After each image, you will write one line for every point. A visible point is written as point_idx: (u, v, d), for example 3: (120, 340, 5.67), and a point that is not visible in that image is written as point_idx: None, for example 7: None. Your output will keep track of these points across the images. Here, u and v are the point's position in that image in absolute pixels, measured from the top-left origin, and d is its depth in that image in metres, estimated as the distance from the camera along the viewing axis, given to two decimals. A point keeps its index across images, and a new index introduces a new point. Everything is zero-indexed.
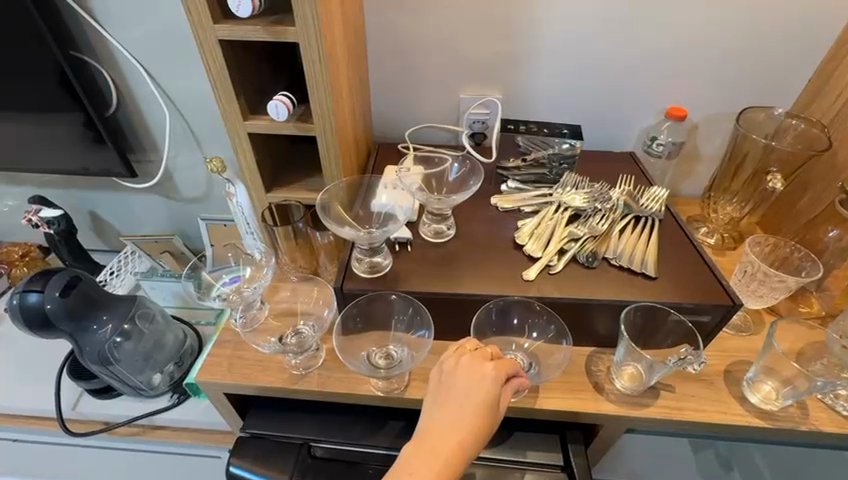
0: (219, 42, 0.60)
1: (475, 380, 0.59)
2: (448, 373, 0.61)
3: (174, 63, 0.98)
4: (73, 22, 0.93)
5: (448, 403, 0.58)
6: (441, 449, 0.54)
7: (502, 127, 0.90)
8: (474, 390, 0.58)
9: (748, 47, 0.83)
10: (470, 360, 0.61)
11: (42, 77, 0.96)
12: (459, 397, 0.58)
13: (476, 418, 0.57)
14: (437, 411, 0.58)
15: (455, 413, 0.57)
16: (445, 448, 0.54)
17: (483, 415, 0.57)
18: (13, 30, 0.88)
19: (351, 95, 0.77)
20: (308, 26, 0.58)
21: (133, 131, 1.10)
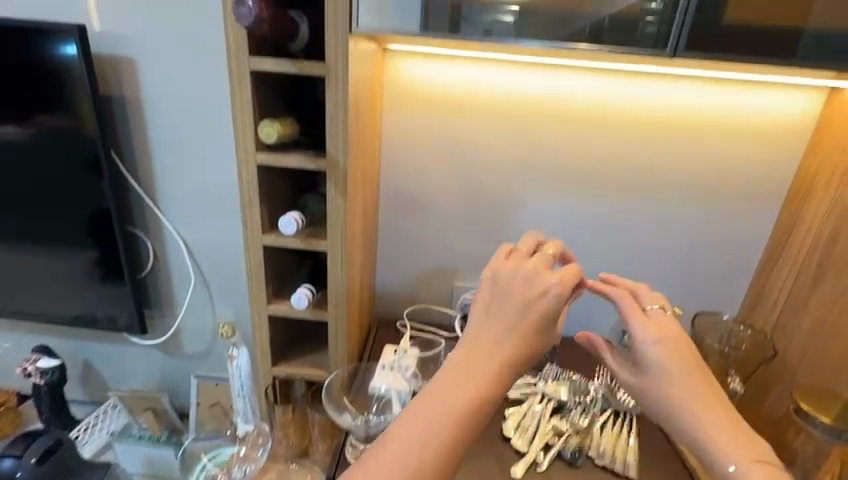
0: (262, 246, 0.75)
1: (533, 314, 0.54)
2: (508, 286, 0.56)
3: (212, 240, 1.14)
4: (133, 199, 1.11)
5: (499, 328, 0.54)
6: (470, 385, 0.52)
7: None
8: (521, 345, 0.53)
9: (691, 262, 1.02)
10: (532, 308, 0.54)
11: (93, 243, 1.09)
12: (507, 352, 0.53)
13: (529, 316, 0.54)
14: (477, 347, 0.54)
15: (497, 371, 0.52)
16: (476, 396, 0.52)
17: (521, 358, 0.53)
18: (85, 207, 1.06)
19: (362, 285, 0.91)
20: (337, 242, 0.74)
21: (156, 290, 1.21)
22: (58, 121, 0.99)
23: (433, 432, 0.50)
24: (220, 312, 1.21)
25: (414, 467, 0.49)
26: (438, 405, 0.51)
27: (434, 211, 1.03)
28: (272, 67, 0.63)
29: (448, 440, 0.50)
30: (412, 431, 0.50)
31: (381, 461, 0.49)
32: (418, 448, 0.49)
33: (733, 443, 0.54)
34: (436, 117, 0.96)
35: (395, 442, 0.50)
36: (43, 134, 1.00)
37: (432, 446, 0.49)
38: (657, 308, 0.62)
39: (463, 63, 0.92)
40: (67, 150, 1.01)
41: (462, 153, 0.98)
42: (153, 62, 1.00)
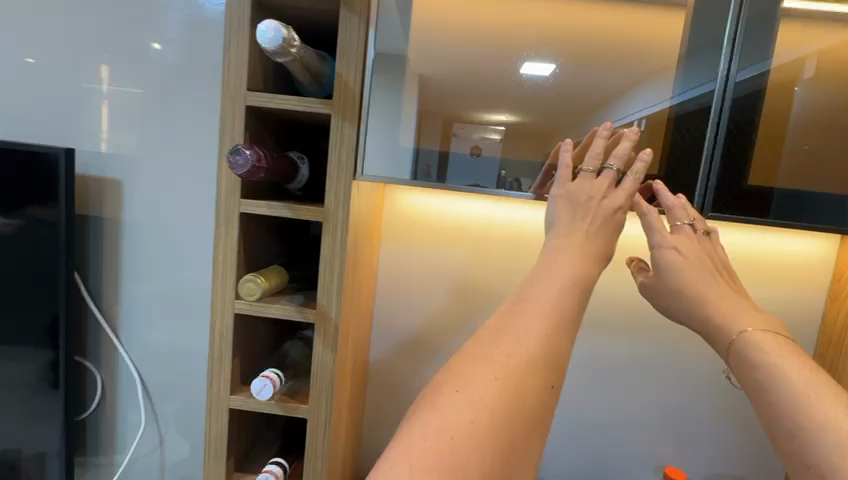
0: (227, 409, 0.61)
1: (589, 243, 0.57)
2: (581, 200, 0.58)
3: (174, 374, 0.99)
4: (99, 316, 0.98)
5: (546, 275, 0.55)
6: (507, 349, 0.49)
7: None
8: (557, 310, 0.52)
9: (723, 416, 0.89)
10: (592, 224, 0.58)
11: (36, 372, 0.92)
12: (547, 320, 0.51)
13: (572, 279, 0.54)
14: (513, 318, 0.52)
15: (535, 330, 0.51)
16: (520, 358, 0.48)
17: (555, 324, 0.51)
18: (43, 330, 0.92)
19: (347, 446, 0.76)
20: (321, 406, 0.61)
21: (98, 433, 1.01)
22: (51, 214, 0.89)
23: (478, 395, 0.46)
24: (171, 461, 1.01)
25: (465, 431, 0.44)
26: (478, 371, 0.48)
27: (433, 348, 0.91)
28: (265, 211, 0.57)
29: (498, 404, 0.46)
30: (456, 396, 0.46)
31: (429, 432, 0.43)
32: (468, 409, 0.45)
33: (740, 313, 0.56)
34: (436, 251, 0.89)
35: (444, 407, 0.45)
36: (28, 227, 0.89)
37: (481, 409, 0.45)
38: (687, 224, 0.59)
39: (466, 198, 0.87)
40: (42, 252, 0.89)
41: (465, 286, 0.90)
42: (143, 181, 0.95)
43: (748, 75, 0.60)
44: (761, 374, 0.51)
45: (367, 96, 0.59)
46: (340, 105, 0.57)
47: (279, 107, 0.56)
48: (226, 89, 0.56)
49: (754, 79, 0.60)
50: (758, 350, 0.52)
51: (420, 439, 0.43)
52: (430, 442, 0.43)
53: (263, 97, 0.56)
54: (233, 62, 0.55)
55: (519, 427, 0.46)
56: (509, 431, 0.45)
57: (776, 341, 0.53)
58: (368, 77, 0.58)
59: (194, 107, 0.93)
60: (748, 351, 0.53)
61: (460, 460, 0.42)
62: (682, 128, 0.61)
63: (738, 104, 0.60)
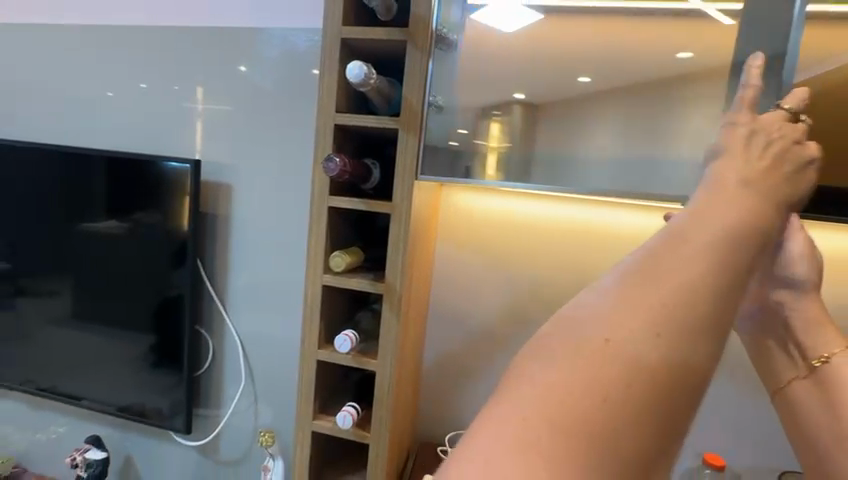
0: (315, 361, 0.78)
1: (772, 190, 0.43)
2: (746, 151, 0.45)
3: (267, 343, 1.20)
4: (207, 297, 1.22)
5: (714, 212, 0.39)
6: (672, 296, 0.35)
7: None
8: (737, 250, 0.38)
9: (766, 408, 0.92)
10: (787, 172, 0.45)
11: (147, 339, 1.22)
12: (725, 258, 0.37)
13: (743, 216, 0.39)
14: (682, 248, 0.37)
15: (705, 270, 0.36)
16: (690, 314, 0.35)
17: (732, 271, 0.37)
18: (148, 306, 1.21)
19: (405, 406, 0.90)
20: (386, 362, 0.76)
21: (209, 389, 1.25)
22: (153, 218, 1.18)
23: (630, 352, 0.34)
24: (263, 416, 1.22)
25: (607, 394, 0.32)
26: (625, 318, 0.35)
27: (482, 330, 1.03)
28: (348, 204, 0.74)
29: (655, 372, 0.34)
30: (605, 346, 0.34)
31: (560, 378, 0.33)
32: (611, 369, 0.33)
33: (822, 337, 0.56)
34: (485, 243, 1.02)
35: (577, 354, 0.34)
36: (137, 228, 1.19)
37: (629, 370, 0.33)
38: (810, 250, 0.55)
39: (513, 198, 0.99)
40: (153, 247, 1.18)
41: (511, 276, 1.01)
42: (247, 186, 1.18)
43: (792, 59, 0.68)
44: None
45: (426, 114, 0.74)
46: (406, 121, 0.72)
47: (358, 124, 0.73)
48: (319, 113, 0.73)
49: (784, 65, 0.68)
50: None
51: (546, 380, 0.33)
52: (552, 389, 0.33)
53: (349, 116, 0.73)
54: (325, 91, 0.73)
55: (676, 423, 0.34)
56: (666, 405, 0.33)
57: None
58: (427, 98, 0.73)
59: (288, 127, 1.15)
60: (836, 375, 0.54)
61: (595, 424, 0.32)
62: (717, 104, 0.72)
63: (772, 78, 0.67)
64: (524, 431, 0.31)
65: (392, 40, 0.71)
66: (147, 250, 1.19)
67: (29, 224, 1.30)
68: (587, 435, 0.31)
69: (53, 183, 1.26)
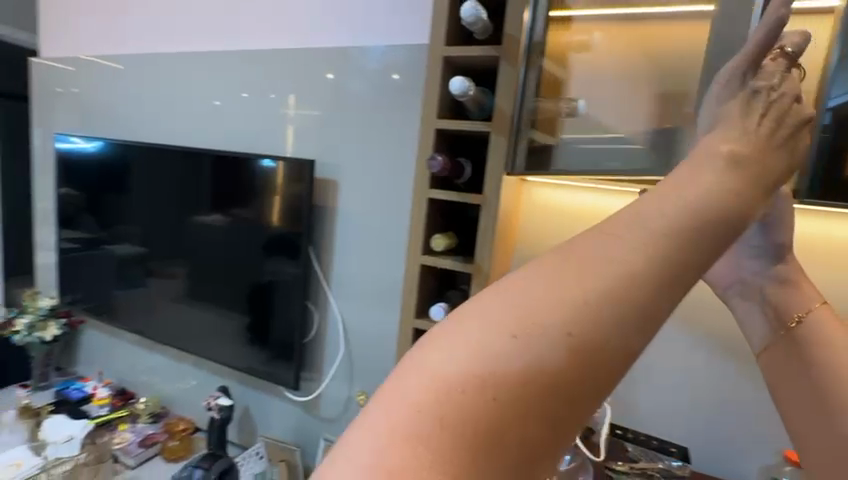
0: (412, 328, 0.93)
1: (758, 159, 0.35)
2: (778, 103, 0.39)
3: (362, 318, 1.39)
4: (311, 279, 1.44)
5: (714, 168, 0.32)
6: (581, 289, 0.28)
7: (645, 440, 1.00)
8: (688, 243, 0.29)
9: None
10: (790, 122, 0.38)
11: (247, 309, 1.52)
12: (680, 253, 0.29)
13: (710, 189, 0.30)
14: (619, 234, 0.29)
15: (651, 258, 0.28)
16: (604, 306, 0.27)
17: (690, 249, 0.29)
18: (243, 281, 1.52)
19: None
20: None
21: (313, 355, 1.47)
22: (247, 214, 1.48)
23: (538, 347, 0.27)
24: (356, 381, 1.41)
25: (501, 389, 0.26)
26: (518, 315, 0.27)
27: None
28: (449, 197, 0.88)
29: (560, 373, 0.27)
30: (508, 342, 0.27)
31: (462, 358, 0.27)
32: (500, 374, 0.26)
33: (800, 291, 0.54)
34: (564, 235, 1.09)
35: (473, 340, 0.27)
36: (237, 221, 1.50)
37: (529, 368, 0.27)
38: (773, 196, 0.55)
39: (592, 190, 1.05)
40: (247, 235, 1.49)
41: None
42: (350, 183, 1.38)
43: None
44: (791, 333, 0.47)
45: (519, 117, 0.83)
46: (498, 124, 0.84)
47: (455, 128, 0.86)
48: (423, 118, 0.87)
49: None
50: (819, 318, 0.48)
51: (421, 391, 0.27)
52: (438, 371, 0.27)
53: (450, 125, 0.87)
54: (428, 101, 0.87)
55: (575, 427, 0.28)
56: (568, 410, 0.27)
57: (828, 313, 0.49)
58: (521, 102, 0.82)
59: (388, 130, 1.32)
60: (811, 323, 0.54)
61: (455, 444, 0.26)
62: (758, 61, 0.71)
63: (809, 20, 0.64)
64: (407, 416, 0.26)
65: (487, 55, 0.83)
66: (246, 240, 1.50)
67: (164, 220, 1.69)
68: (471, 431, 0.26)
69: (177, 187, 1.64)
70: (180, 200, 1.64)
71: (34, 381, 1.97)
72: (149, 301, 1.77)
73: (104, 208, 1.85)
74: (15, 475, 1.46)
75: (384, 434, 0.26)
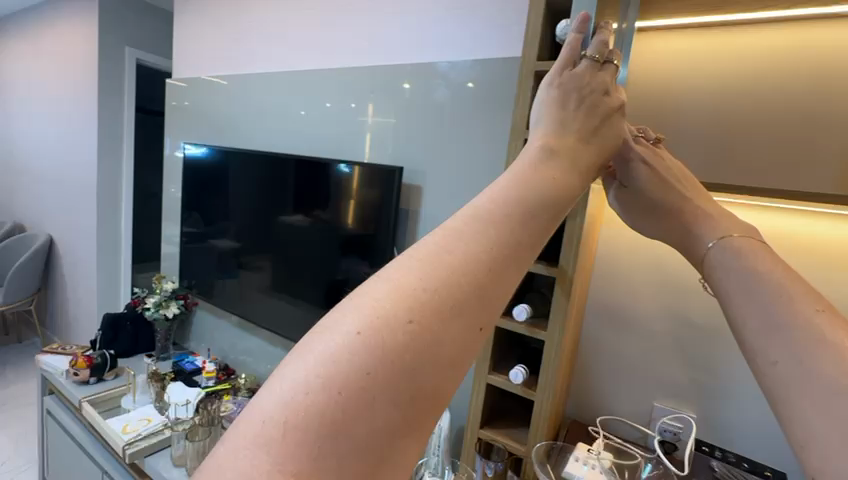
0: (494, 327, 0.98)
1: (572, 151, 0.51)
2: (588, 91, 0.56)
3: None
4: None
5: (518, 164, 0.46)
6: (425, 281, 0.36)
7: (735, 462, 0.97)
8: (496, 231, 0.39)
9: None
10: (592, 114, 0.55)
11: (333, 301, 1.66)
12: (490, 237, 0.39)
13: (517, 199, 0.42)
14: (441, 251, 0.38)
15: (465, 253, 0.38)
16: (438, 296, 0.35)
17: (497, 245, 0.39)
18: (328, 274, 1.66)
19: (563, 377, 1.05)
20: (554, 333, 0.92)
21: None
22: (333, 215, 1.62)
23: (378, 339, 0.33)
24: None
25: (349, 380, 0.32)
26: (375, 308, 0.35)
27: (638, 326, 1.11)
28: None
29: (399, 356, 0.33)
30: (352, 339, 0.33)
31: (327, 354, 0.33)
32: (358, 355, 0.32)
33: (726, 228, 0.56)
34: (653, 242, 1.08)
35: (325, 343, 0.34)
36: (317, 221, 1.67)
37: (370, 359, 0.32)
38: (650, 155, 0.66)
39: None
40: (333, 232, 1.63)
41: (674, 276, 1.06)
42: (433, 188, 1.47)
43: None
44: (712, 272, 0.54)
45: None
46: None
47: None
48: (513, 127, 0.93)
49: None
50: (728, 250, 0.53)
51: (297, 381, 0.32)
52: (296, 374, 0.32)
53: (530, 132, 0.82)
54: (519, 112, 0.92)
55: (430, 395, 0.34)
56: (409, 384, 0.33)
57: (756, 240, 0.53)
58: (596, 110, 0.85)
59: (471, 139, 1.39)
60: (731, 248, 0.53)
61: (325, 418, 0.31)
62: None
63: None
64: (275, 421, 0.31)
65: None
66: (324, 239, 1.66)
67: (262, 217, 1.90)
68: (326, 419, 0.31)
69: (269, 188, 1.85)
70: (270, 201, 1.85)
71: (157, 352, 2.32)
72: (243, 289, 2.02)
73: (209, 206, 2.13)
74: (145, 428, 1.75)
75: (255, 440, 0.31)
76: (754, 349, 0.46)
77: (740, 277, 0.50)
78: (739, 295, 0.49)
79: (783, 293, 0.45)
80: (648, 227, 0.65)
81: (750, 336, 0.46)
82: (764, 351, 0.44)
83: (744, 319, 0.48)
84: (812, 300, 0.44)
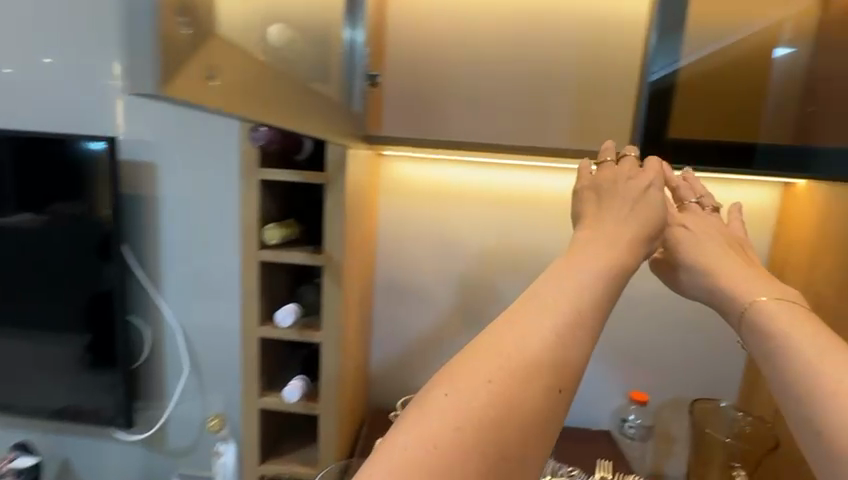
0: (258, 339, 0.77)
1: (618, 233, 0.58)
2: (608, 183, 0.64)
3: (211, 331, 1.16)
4: (133, 290, 1.15)
5: (588, 253, 0.55)
6: (522, 350, 0.45)
7: None
8: (574, 325, 0.48)
9: (673, 349, 1.06)
10: (641, 192, 0.63)
11: (39, 338, 1.14)
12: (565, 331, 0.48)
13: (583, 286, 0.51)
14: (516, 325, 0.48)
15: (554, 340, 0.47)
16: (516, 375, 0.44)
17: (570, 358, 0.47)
18: (24, 301, 1.12)
19: (354, 373, 0.93)
20: (331, 331, 0.76)
21: (149, 381, 1.19)
22: (16, 215, 1.09)
23: (475, 401, 0.42)
24: (210, 406, 1.19)
25: (452, 444, 0.40)
26: (483, 374, 0.44)
27: (427, 300, 1.08)
28: (280, 175, 0.72)
29: (520, 380, 0.44)
30: (449, 398, 0.43)
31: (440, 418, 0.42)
32: (464, 415, 0.42)
33: (753, 290, 0.67)
34: (428, 209, 1.03)
35: (473, 390, 0.43)
36: (58, 219, 1.07)
37: (473, 417, 0.42)
38: (695, 203, 0.77)
39: (453, 165, 1.02)
40: (20, 240, 1.10)
41: (453, 243, 1.05)
42: (174, 166, 1.11)
43: (663, 73, 0.79)
44: (747, 332, 0.65)
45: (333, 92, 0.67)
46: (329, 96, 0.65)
47: None
48: None
49: (663, 79, 0.79)
50: (772, 309, 0.63)
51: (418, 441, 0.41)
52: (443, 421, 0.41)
53: (239, 100, 0.39)
54: None
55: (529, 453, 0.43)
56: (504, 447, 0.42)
57: (796, 309, 0.63)
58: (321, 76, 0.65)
59: None
60: (760, 316, 0.64)
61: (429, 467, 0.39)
62: (658, 98, 0.79)
63: (655, 82, 0.79)
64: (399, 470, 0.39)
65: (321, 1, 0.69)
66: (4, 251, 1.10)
67: None
68: (485, 447, 0.41)
69: None
70: None
71: None
72: None
73: None
74: None
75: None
76: (775, 378, 0.60)
77: (776, 345, 0.61)
78: (778, 346, 0.60)
79: (823, 351, 0.57)
80: (685, 277, 0.73)
81: (785, 375, 0.58)
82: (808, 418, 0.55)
83: (782, 386, 0.59)
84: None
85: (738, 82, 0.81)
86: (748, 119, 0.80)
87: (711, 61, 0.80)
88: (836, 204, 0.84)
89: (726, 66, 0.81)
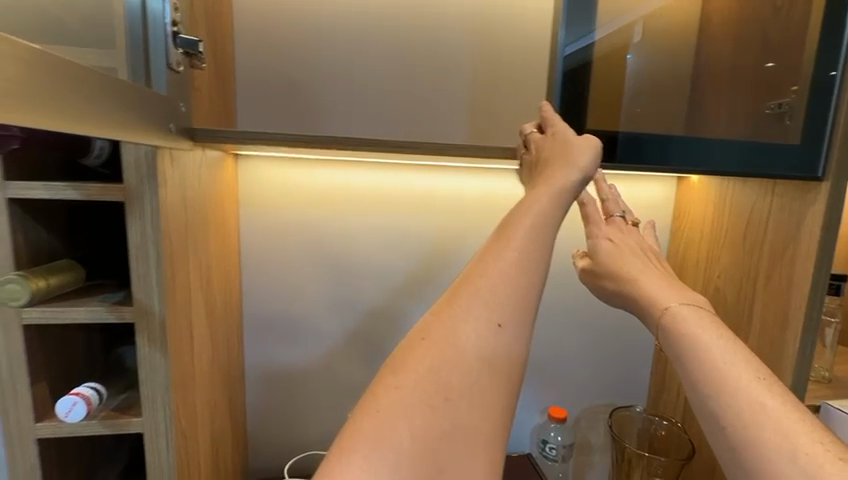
0: (36, 439, 0.50)
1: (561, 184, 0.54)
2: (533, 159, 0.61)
3: None
4: None
5: (531, 198, 0.53)
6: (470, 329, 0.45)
7: None
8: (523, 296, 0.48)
9: (589, 357, 1.00)
10: (563, 145, 0.58)
11: None
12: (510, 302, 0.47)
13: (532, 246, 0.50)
14: (462, 307, 0.46)
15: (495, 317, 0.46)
16: (453, 364, 0.44)
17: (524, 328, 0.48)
18: None
19: (216, 448, 0.69)
20: (158, 413, 0.52)
21: None
22: None
23: (406, 390, 0.42)
24: None
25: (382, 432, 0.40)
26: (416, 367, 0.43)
27: (312, 332, 0.88)
28: (43, 194, 0.46)
29: (457, 369, 0.44)
30: (391, 390, 0.42)
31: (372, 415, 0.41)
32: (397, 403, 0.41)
33: (668, 294, 0.58)
34: (307, 224, 0.84)
35: (405, 381, 0.42)
36: None
37: (406, 403, 0.41)
38: (619, 216, 0.69)
39: (333, 168, 0.83)
40: None
41: (341, 263, 0.86)
42: None
43: (579, 45, 0.68)
44: (664, 336, 0.55)
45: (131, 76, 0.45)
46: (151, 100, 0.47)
47: None
48: None
49: (580, 52, 0.68)
50: (681, 315, 0.54)
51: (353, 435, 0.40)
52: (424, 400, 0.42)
53: (14, 100, 0.28)
54: None
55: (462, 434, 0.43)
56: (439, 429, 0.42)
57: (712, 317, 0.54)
58: (126, 66, 0.45)
59: None
60: (678, 319, 0.54)
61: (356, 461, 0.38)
62: (574, 75, 0.68)
63: (571, 54, 0.68)
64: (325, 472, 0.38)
65: None
66: None
67: None
68: (419, 434, 0.41)
69: None
70: None
71: None
72: None
73: None
74: None
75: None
76: (692, 392, 0.50)
77: (691, 351, 0.51)
78: (690, 354, 0.51)
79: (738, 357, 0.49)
80: (610, 286, 0.64)
81: (696, 384, 0.50)
82: (748, 441, 0.44)
83: (703, 401, 0.49)
84: (751, 369, 0.48)
85: (645, 59, 0.75)
86: (658, 102, 0.74)
87: (615, 53, 0.70)
88: (729, 200, 0.83)
89: (628, 62, 0.73)
